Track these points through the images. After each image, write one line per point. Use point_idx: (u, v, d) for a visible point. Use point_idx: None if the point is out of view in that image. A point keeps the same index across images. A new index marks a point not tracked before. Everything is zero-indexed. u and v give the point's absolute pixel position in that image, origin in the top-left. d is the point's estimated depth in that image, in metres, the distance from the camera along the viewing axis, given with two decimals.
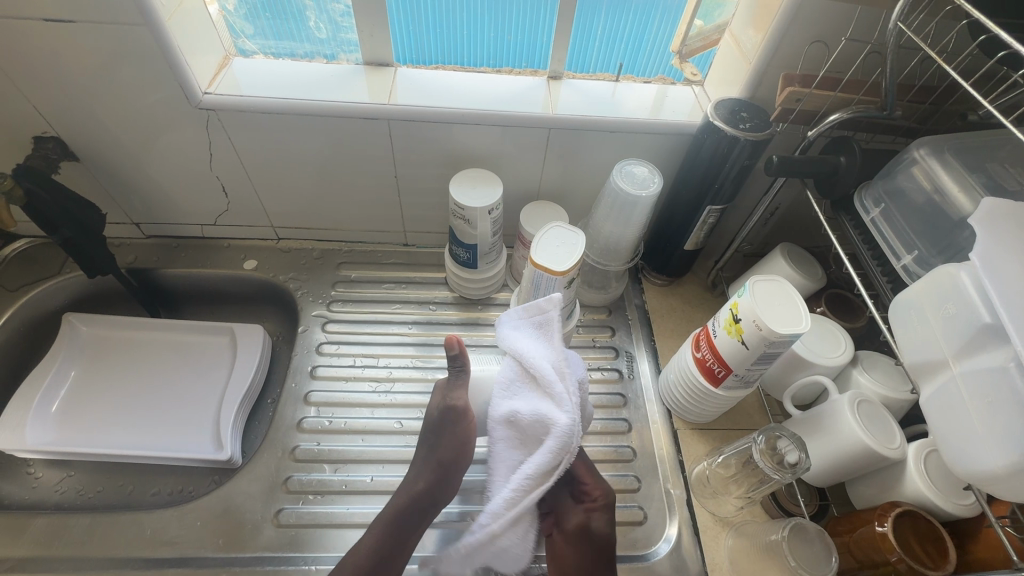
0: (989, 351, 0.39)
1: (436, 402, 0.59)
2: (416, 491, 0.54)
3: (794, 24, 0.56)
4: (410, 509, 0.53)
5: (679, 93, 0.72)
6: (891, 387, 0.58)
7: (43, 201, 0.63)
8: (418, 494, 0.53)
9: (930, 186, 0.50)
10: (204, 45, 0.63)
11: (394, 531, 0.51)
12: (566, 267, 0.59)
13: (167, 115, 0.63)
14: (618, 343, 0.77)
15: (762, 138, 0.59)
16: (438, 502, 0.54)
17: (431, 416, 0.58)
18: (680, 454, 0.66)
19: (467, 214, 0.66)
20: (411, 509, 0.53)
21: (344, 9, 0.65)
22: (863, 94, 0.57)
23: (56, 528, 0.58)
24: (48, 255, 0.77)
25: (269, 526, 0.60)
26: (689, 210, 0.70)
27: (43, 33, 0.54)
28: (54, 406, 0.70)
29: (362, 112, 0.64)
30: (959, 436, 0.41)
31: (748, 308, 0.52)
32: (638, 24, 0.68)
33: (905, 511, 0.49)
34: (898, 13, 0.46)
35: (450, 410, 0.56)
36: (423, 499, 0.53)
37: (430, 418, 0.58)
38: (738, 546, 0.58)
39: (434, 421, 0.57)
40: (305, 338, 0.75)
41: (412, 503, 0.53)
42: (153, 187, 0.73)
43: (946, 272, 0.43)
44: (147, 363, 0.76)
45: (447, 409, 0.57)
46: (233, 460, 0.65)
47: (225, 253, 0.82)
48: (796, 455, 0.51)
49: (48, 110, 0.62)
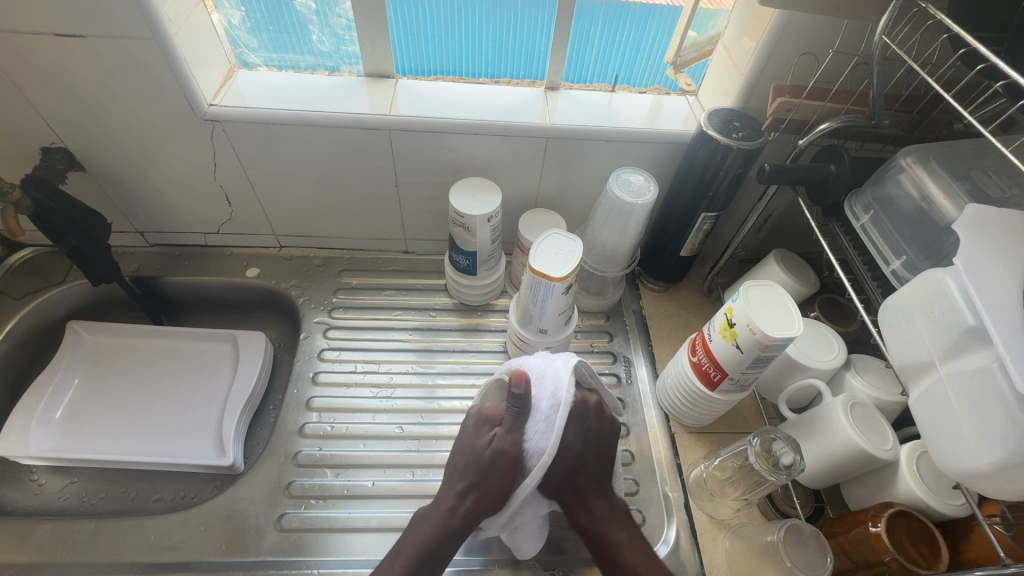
0: (974, 353, 0.40)
1: (483, 430, 0.52)
2: (448, 525, 0.50)
3: (784, 37, 0.58)
4: (441, 542, 0.50)
5: (673, 103, 0.73)
6: (884, 389, 0.59)
7: (50, 211, 0.64)
8: (451, 530, 0.50)
9: (917, 193, 0.51)
10: (209, 57, 0.64)
11: (424, 564, 0.50)
12: (563, 273, 0.60)
13: (172, 127, 0.65)
14: (616, 348, 0.78)
15: (755, 147, 0.61)
16: (467, 535, 0.51)
17: (478, 454, 0.50)
18: (678, 457, 0.67)
19: (466, 222, 0.68)
20: (436, 546, 0.50)
21: (347, 22, 0.67)
22: (852, 104, 0.59)
23: (60, 534, 0.59)
24: (53, 264, 0.78)
25: (272, 531, 0.61)
26: (685, 217, 0.71)
27: (52, 47, 0.56)
28: (58, 413, 0.71)
29: (364, 122, 0.65)
30: (947, 437, 0.42)
31: (743, 313, 0.53)
32: (633, 36, 0.70)
33: (899, 511, 0.50)
34: (883, 26, 0.48)
35: (500, 458, 0.48)
36: (457, 534, 0.51)
37: (476, 453, 0.50)
38: (736, 548, 0.58)
39: (478, 459, 0.50)
40: (306, 344, 0.76)
41: (442, 537, 0.50)
42: (157, 196, 0.75)
43: (932, 277, 0.44)
44: (151, 370, 0.77)
45: (494, 451, 0.49)
46: (236, 465, 0.66)
47: (228, 261, 0.83)
48: (791, 457, 0.52)
49: (56, 122, 0.63)
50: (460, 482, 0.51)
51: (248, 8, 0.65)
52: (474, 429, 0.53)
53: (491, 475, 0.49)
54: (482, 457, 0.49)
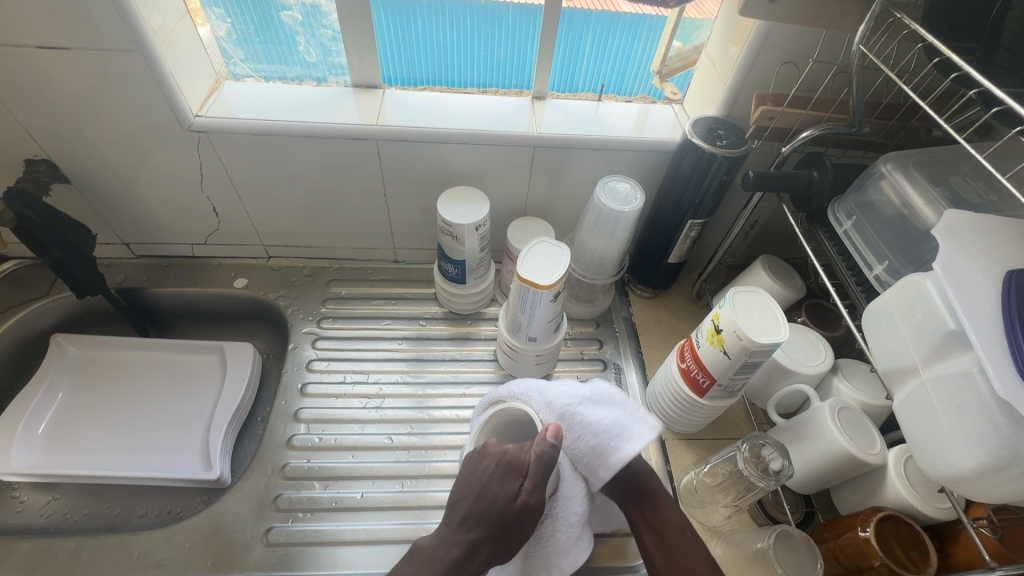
0: (956, 356, 0.40)
1: (483, 458, 0.48)
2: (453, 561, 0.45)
3: (765, 47, 0.59)
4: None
5: (660, 111, 0.74)
6: (869, 393, 0.59)
7: (34, 223, 0.63)
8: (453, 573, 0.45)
9: (897, 199, 0.52)
10: (196, 69, 0.64)
11: None
12: (551, 281, 0.60)
13: (158, 138, 0.64)
14: (606, 355, 0.78)
15: (738, 154, 0.61)
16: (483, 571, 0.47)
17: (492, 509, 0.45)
18: (669, 464, 0.67)
19: (454, 230, 0.68)
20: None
21: (334, 34, 0.67)
22: (833, 112, 0.60)
23: (42, 553, 0.58)
24: (37, 276, 0.77)
25: (258, 545, 0.60)
26: (672, 224, 0.71)
27: (35, 58, 0.55)
28: (41, 428, 0.70)
29: (351, 132, 0.65)
30: (932, 441, 0.42)
31: (729, 319, 0.53)
32: (624, 43, 0.70)
33: (887, 515, 0.50)
34: (861, 35, 0.48)
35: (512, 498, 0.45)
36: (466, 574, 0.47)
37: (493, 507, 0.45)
38: (727, 555, 0.58)
39: (498, 515, 0.45)
40: (294, 355, 0.76)
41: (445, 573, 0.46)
42: (143, 207, 0.74)
43: (913, 282, 0.45)
44: (136, 383, 0.76)
45: (521, 507, 0.45)
46: (222, 479, 0.65)
47: (216, 271, 0.83)
48: (780, 462, 0.52)
49: (40, 134, 0.63)
50: (465, 535, 0.45)
51: (234, 20, 0.65)
52: (535, 475, 0.45)
53: (509, 530, 0.45)
54: (507, 513, 0.45)
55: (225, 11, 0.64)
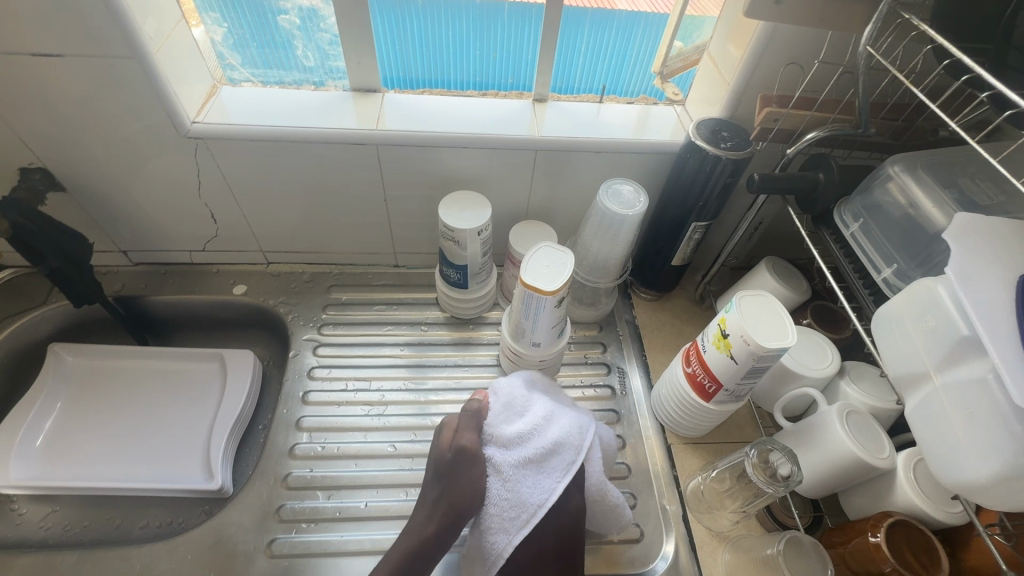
0: (971, 362, 0.40)
1: (446, 434, 0.57)
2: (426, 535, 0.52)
3: (770, 47, 0.58)
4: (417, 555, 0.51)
5: (661, 113, 0.73)
6: (878, 397, 0.59)
7: (29, 233, 0.62)
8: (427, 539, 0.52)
9: (905, 201, 0.51)
10: (192, 75, 0.63)
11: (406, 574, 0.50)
12: (554, 286, 0.59)
13: (155, 145, 0.64)
14: (609, 358, 0.77)
15: (743, 157, 0.61)
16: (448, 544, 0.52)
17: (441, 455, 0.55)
18: (675, 469, 0.66)
19: (456, 236, 0.67)
20: (424, 552, 0.51)
21: (332, 38, 0.66)
22: (838, 113, 0.59)
23: (42, 567, 0.57)
24: (34, 285, 0.76)
25: (262, 557, 0.59)
26: (675, 227, 0.71)
27: (29, 66, 0.55)
28: (39, 440, 0.69)
29: (352, 138, 0.64)
30: (947, 449, 0.41)
31: (736, 324, 0.53)
32: (620, 41, 0.69)
33: (897, 521, 0.50)
34: (868, 37, 0.48)
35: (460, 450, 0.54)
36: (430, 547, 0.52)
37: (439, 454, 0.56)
38: (736, 561, 0.58)
39: (441, 462, 0.55)
40: (296, 362, 0.75)
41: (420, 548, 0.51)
42: (140, 214, 0.73)
43: (925, 286, 0.44)
44: (135, 392, 0.75)
45: (456, 448, 0.55)
46: (224, 489, 0.65)
47: (215, 278, 0.82)
48: (788, 468, 0.52)
49: (35, 142, 0.62)
50: (434, 490, 0.55)
51: (231, 24, 0.64)
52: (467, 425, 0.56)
53: (456, 478, 0.53)
54: (444, 457, 0.55)
55: (221, 15, 0.63)
